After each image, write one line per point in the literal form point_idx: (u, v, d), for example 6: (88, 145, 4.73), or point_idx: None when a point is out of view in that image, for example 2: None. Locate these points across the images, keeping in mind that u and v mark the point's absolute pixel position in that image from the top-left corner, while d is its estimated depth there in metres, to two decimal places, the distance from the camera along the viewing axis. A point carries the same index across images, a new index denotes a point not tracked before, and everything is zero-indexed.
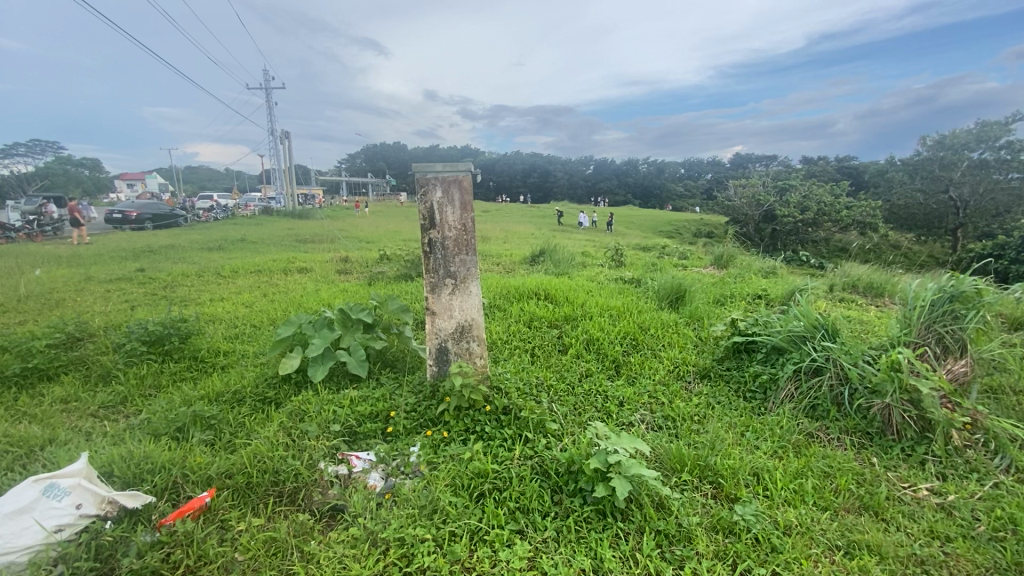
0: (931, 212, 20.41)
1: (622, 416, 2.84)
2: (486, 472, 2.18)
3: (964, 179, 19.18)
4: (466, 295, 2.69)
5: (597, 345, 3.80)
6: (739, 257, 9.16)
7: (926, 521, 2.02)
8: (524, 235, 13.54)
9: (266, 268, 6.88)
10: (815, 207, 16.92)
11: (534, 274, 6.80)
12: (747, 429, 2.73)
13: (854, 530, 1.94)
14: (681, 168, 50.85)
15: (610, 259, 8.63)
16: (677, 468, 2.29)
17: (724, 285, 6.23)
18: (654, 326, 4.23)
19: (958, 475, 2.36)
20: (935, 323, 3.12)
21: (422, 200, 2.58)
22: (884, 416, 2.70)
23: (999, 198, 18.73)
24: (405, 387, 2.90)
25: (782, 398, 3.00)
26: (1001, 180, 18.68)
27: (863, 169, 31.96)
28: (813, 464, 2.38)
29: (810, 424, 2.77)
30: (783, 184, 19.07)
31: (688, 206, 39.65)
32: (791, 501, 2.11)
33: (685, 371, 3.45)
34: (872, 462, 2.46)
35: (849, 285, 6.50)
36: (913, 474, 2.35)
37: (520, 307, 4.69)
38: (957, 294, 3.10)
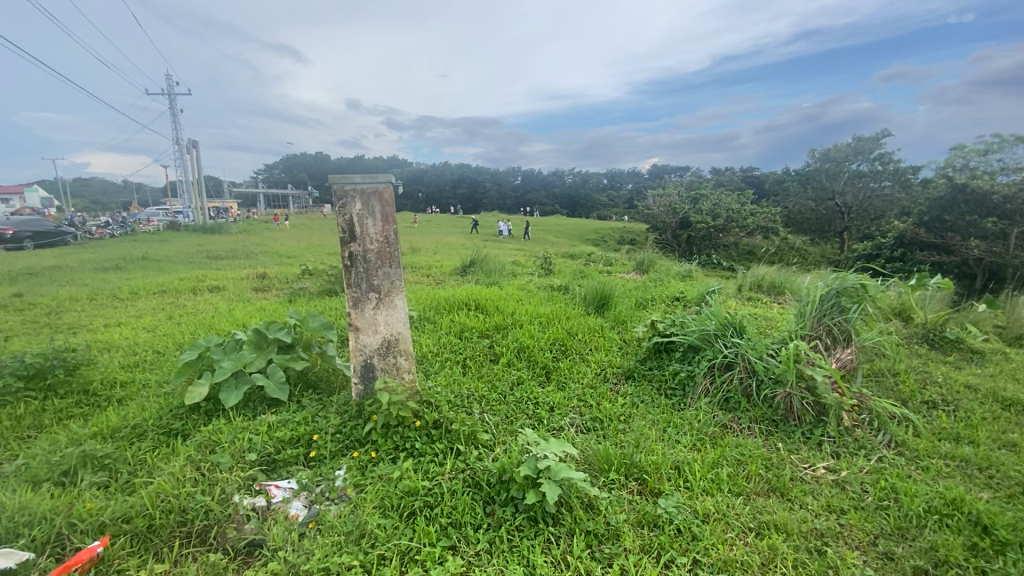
0: (822, 217, 22.75)
1: (552, 421, 2.89)
2: (416, 489, 2.12)
3: (846, 188, 21.57)
4: (392, 308, 2.61)
5: (528, 353, 3.86)
6: (658, 262, 9.69)
7: (824, 497, 2.23)
8: (455, 246, 13.47)
9: (171, 288, 6.34)
10: (724, 214, 18.29)
11: (464, 285, 6.81)
12: (668, 425, 2.88)
13: (765, 512, 2.10)
14: (604, 179, 53.17)
15: (539, 268, 8.83)
16: (605, 468, 2.36)
17: (645, 289, 6.57)
18: (582, 331, 4.37)
19: (849, 452, 2.63)
20: (825, 316, 3.47)
21: (340, 212, 2.49)
22: (787, 403, 2.96)
23: (875, 205, 21.21)
24: (329, 408, 2.77)
25: (699, 393, 3.19)
26: (876, 188, 21.13)
27: (762, 179, 35.08)
28: (728, 453, 2.55)
29: (724, 416, 2.96)
30: (696, 193, 20.47)
31: (612, 214, 41.46)
32: (709, 490, 2.24)
33: (611, 373, 3.59)
34: (778, 446, 2.68)
35: (755, 285, 7.09)
36: (812, 455, 2.59)
37: (450, 319, 4.64)
38: (843, 289, 3.47)
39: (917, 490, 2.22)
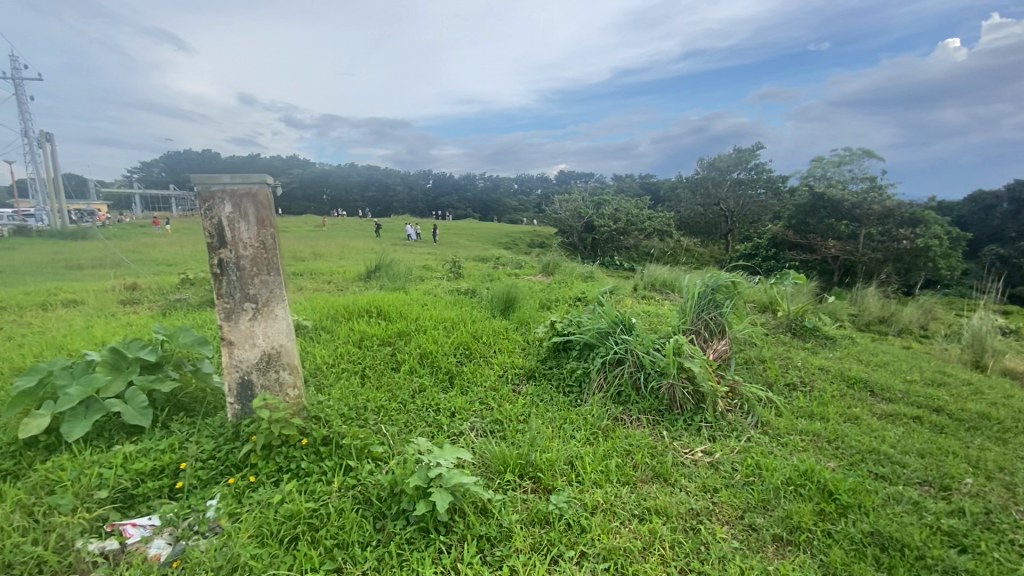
0: (709, 220, 24.96)
1: (452, 427, 2.85)
2: (299, 512, 1.98)
3: (728, 195, 23.88)
4: (272, 319, 2.43)
5: (430, 358, 3.79)
6: (564, 264, 10.03)
7: (700, 478, 2.42)
8: (361, 250, 12.95)
9: (12, 304, 5.41)
10: (625, 218, 19.40)
11: (367, 291, 6.56)
12: (565, 422, 2.96)
13: (648, 498, 2.23)
14: (514, 184, 54.17)
15: (448, 272, 8.74)
16: (501, 470, 2.37)
17: (550, 290, 6.76)
18: (486, 333, 4.38)
19: (724, 435, 2.88)
20: (702, 311, 3.80)
21: (206, 215, 2.28)
22: (670, 394, 3.18)
23: (752, 210, 23.71)
24: (202, 432, 2.51)
25: (594, 389, 3.33)
26: (752, 195, 23.63)
27: (658, 186, 37.79)
28: (618, 444, 2.69)
29: (617, 409, 3.11)
30: (599, 198, 21.52)
31: (522, 218, 42.31)
32: (599, 482, 2.34)
33: (513, 375, 3.64)
34: (663, 434, 2.87)
35: (650, 284, 7.60)
36: (692, 440, 2.80)
37: (350, 327, 4.42)
38: (717, 286, 3.82)
39: (775, 464, 2.48)
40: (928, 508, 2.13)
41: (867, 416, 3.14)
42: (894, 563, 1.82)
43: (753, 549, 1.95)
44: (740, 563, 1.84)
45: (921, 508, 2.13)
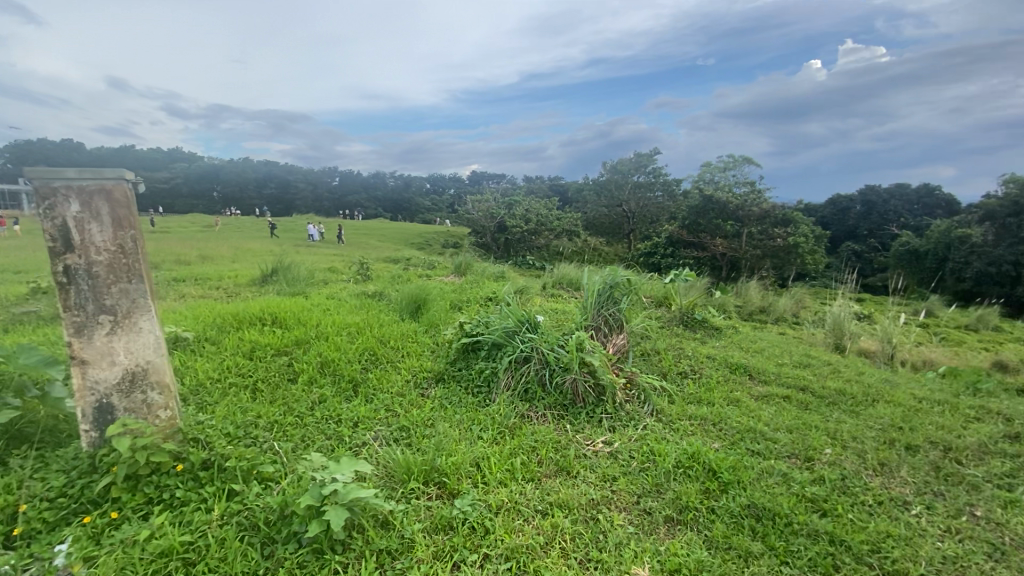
0: (613, 221, 26.33)
1: (354, 438, 2.72)
2: (172, 548, 1.78)
3: (630, 197, 25.36)
4: (135, 332, 2.15)
5: (332, 366, 3.59)
6: (475, 264, 10.04)
7: (601, 468, 2.52)
8: (257, 253, 11.99)
9: None
10: (535, 219, 19.85)
11: (263, 297, 6.08)
12: (473, 423, 2.95)
13: (551, 492, 2.28)
14: (426, 183, 53.26)
15: (355, 274, 8.37)
16: (404, 478, 2.31)
17: (461, 291, 6.72)
18: (393, 337, 4.25)
19: (623, 424, 3.04)
20: (602, 308, 3.99)
21: (46, 215, 1.97)
22: (574, 388, 3.29)
23: (651, 211, 25.38)
24: (51, 466, 2.16)
25: (502, 388, 3.36)
26: (651, 197, 25.30)
27: (566, 187, 39.18)
28: (524, 441, 2.73)
29: (524, 407, 3.16)
30: (510, 199, 21.83)
31: (435, 218, 41.72)
32: (504, 481, 2.36)
33: (421, 379, 3.55)
34: (567, 428, 2.96)
35: (558, 283, 7.84)
36: (593, 432, 2.92)
37: (240, 338, 4.06)
38: (615, 283, 4.02)
39: (667, 449, 2.65)
40: (794, 478, 2.38)
41: (745, 398, 3.48)
42: (765, 531, 2.01)
43: (646, 531, 2.06)
44: (635, 547, 1.93)
45: (788, 479, 2.39)
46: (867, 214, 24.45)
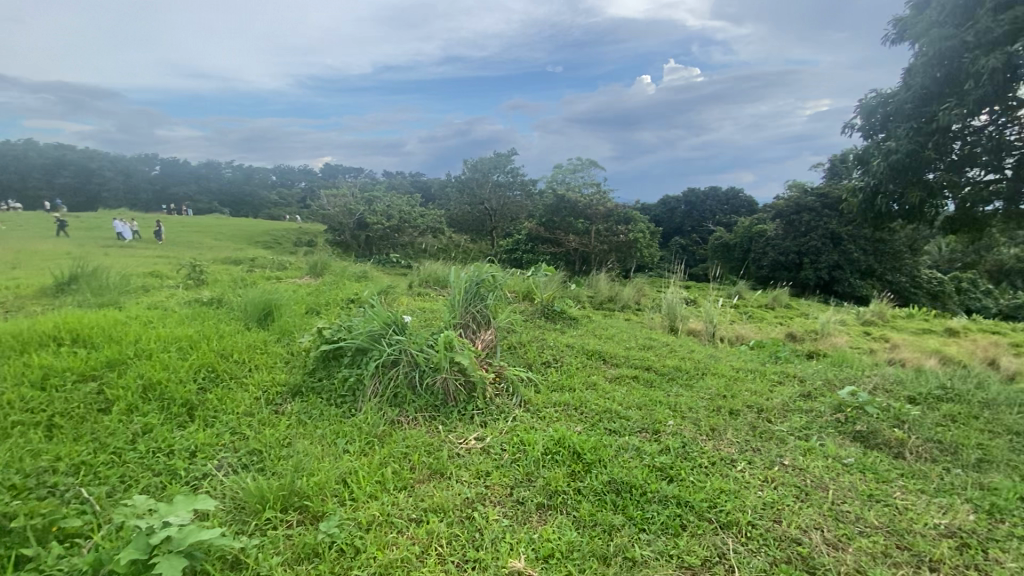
0: (476, 218, 26.74)
1: (193, 471, 2.35)
2: None
3: (491, 195, 26.00)
4: None
5: (160, 389, 3.05)
6: (333, 264, 9.40)
7: (474, 465, 2.53)
8: (45, 256, 9.70)
9: None
10: (397, 216, 19.24)
11: (57, 310, 4.95)
12: (337, 436, 2.75)
13: (425, 498, 2.23)
14: (273, 175, 48.39)
15: (185, 279, 7.26)
16: (258, 508, 2.06)
17: (318, 294, 6.24)
18: (237, 350, 3.76)
19: (494, 419, 3.08)
20: (470, 305, 4.02)
21: None
22: (444, 388, 3.25)
23: (510, 209, 26.32)
24: None
25: (368, 395, 3.18)
26: (510, 196, 26.24)
27: (427, 185, 38.77)
28: (394, 449, 2.62)
29: (392, 413, 3.03)
30: (369, 194, 20.85)
31: (284, 214, 38.12)
32: (374, 494, 2.23)
33: (275, 395, 3.20)
34: (439, 429, 2.91)
35: (423, 282, 7.71)
36: (465, 430, 2.92)
37: (26, 364, 3.24)
38: (481, 281, 4.07)
39: (536, 438, 2.75)
40: (645, 451, 2.65)
41: (602, 382, 3.79)
42: (625, 503, 2.19)
43: (520, 521, 2.11)
44: (511, 540, 1.97)
45: (641, 452, 2.64)
46: (689, 213, 28.35)
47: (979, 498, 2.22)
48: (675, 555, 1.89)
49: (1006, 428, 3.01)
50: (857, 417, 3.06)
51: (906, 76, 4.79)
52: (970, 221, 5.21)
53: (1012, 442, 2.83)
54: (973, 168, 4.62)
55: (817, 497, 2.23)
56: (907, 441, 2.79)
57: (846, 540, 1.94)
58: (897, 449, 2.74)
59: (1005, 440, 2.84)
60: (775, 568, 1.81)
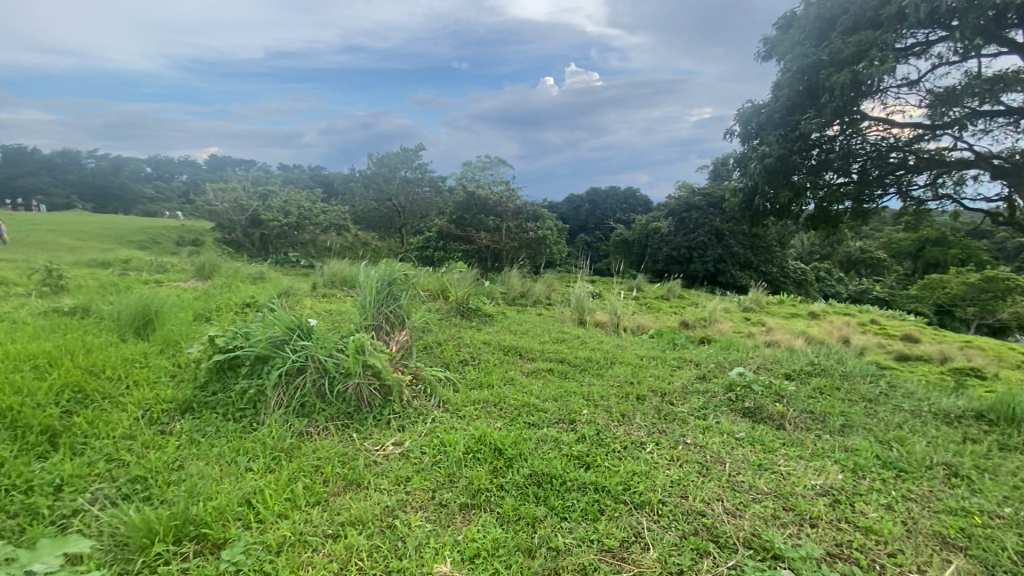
0: (383, 215, 25.86)
1: (57, 509, 2.02)
2: None
3: (399, 191, 25.27)
4: None
5: (7, 417, 2.58)
6: (223, 265, 8.56)
7: (393, 472, 2.44)
8: None
9: None
10: (296, 213, 18.00)
11: None
12: (238, 454, 2.51)
13: (342, 511, 2.11)
14: (146, 166, 43.02)
15: (36, 285, 6.20)
16: (145, 543, 1.82)
17: (208, 298, 5.65)
18: (110, 365, 3.30)
19: (411, 422, 3.00)
20: (382, 305, 3.88)
21: None
22: (357, 393, 3.11)
23: (420, 206, 25.78)
24: None
25: (272, 407, 2.94)
26: (419, 192, 25.69)
27: (329, 179, 36.75)
28: (305, 462, 2.46)
29: (301, 424, 2.84)
30: (264, 189, 19.28)
31: (161, 210, 34.07)
32: (284, 512, 2.07)
33: (160, 414, 2.85)
34: (353, 437, 2.77)
35: (329, 282, 7.30)
36: (382, 436, 2.81)
37: None
38: (393, 280, 3.96)
39: (456, 438, 2.72)
40: (563, 441, 2.73)
41: (519, 376, 3.85)
42: (546, 494, 2.24)
43: (443, 524, 2.08)
44: (435, 544, 1.93)
45: (559, 443, 2.72)
46: (593, 210, 29.76)
47: (844, 459, 2.56)
48: (595, 539, 1.96)
49: (861, 396, 3.51)
50: (746, 395, 3.40)
51: (776, 88, 5.39)
52: (827, 218, 6.00)
53: (866, 408, 3.31)
54: (828, 172, 5.33)
55: (717, 471, 2.45)
56: (787, 413, 3.15)
57: (742, 508, 2.14)
58: (779, 421, 3.08)
59: (861, 407, 3.32)
60: (684, 541, 1.95)
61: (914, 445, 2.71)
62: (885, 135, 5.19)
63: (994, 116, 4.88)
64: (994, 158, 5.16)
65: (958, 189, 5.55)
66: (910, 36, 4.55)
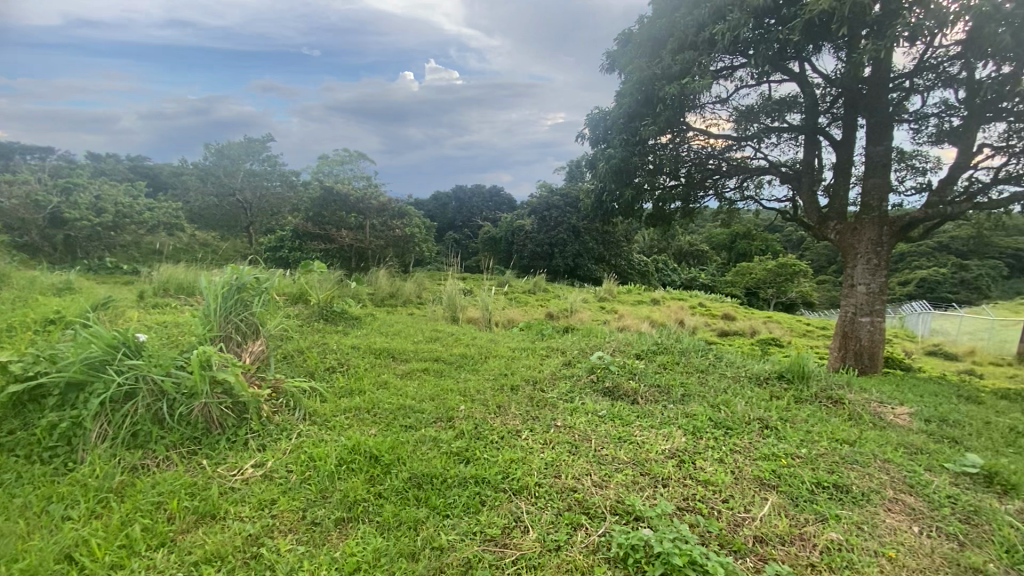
0: (226, 212, 22.96)
1: None
2: None
3: (244, 186, 22.62)
4: None
5: None
6: (9, 274, 6.87)
7: (254, 497, 2.21)
8: None
9: None
10: (112, 210, 15.11)
11: None
12: (49, 502, 2.08)
13: (194, 548, 1.86)
14: None
15: None
16: None
17: None
18: None
19: (273, 439, 2.74)
20: (231, 314, 3.47)
21: None
22: (205, 415, 2.74)
23: (271, 202, 23.41)
24: None
25: (94, 441, 2.48)
26: (269, 187, 23.27)
27: (153, 170, 31.45)
28: (143, 500, 2.11)
29: (134, 457, 2.43)
30: (64, 180, 15.82)
31: None
32: (119, 562, 1.77)
33: None
34: (203, 465, 2.44)
35: (161, 291, 6.29)
36: (239, 459, 2.52)
37: None
38: (242, 285, 3.58)
39: (327, 450, 2.55)
40: (441, 439, 2.72)
41: (392, 379, 3.73)
42: (427, 494, 2.22)
43: (317, 544, 1.94)
44: (310, 566, 1.80)
45: (437, 442, 2.70)
46: (459, 208, 29.96)
47: (685, 423, 2.96)
48: (478, 531, 1.99)
49: (695, 368, 4.08)
50: (605, 376, 3.73)
51: (619, 98, 5.97)
52: (663, 216, 6.83)
53: (700, 378, 3.86)
54: (664, 176, 6.07)
55: (585, 448, 2.65)
56: (639, 389, 3.54)
57: (608, 478, 2.36)
58: (633, 397, 3.45)
59: (696, 377, 3.86)
60: (560, 517, 2.08)
61: (737, 405, 3.24)
62: (705, 144, 6.07)
63: (781, 132, 6.01)
64: (782, 167, 6.34)
65: (758, 191, 6.71)
66: (720, 61, 5.39)
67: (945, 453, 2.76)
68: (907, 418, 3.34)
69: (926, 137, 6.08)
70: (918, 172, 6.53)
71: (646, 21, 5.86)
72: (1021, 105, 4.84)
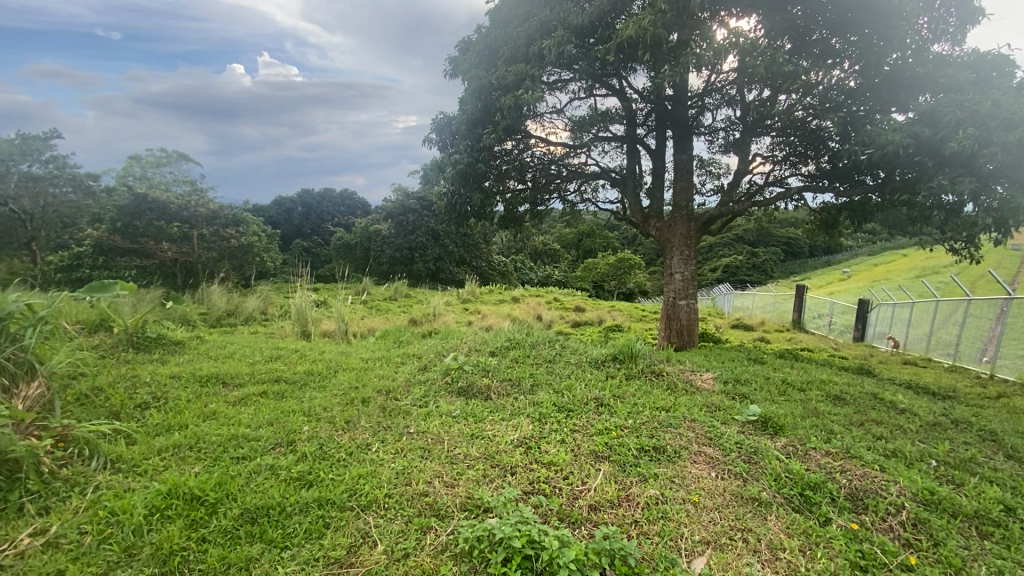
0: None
1: None
2: None
3: (20, 193, 17.87)
4: None
5: None
6: None
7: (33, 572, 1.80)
8: None
9: None
10: None
11: None
12: None
13: None
14: None
15: None
16: None
17: None
18: None
19: (60, 499, 2.26)
20: None
21: None
22: None
23: (61, 212, 18.90)
24: None
25: None
26: (56, 194, 18.77)
27: None
28: None
29: None
30: None
31: None
32: None
33: None
34: None
35: None
36: (10, 529, 2.02)
37: None
38: (7, 316, 2.91)
39: (134, 500, 2.18)
40: (280, 465, 2.51)
41: (222, 408, 3.32)
42: (262, 528, 2.03)
43: None
44: None
45: (275, 469, 2.48)
46: (307, 214, 27.89)
47: (532, 412, 3.15)
48: (321, 556, 1.89)
49: (543, 359, 4.36)
50: (459, 376, 3.80)
51: (461, 103, 6.11)
52: (512, 218, 7.15)
53: (548, 367, 4.13)
54: (509, 179, 6.37)
55: (437, 451, 2.66)
56: (491, 385, 3.66)
57: (458, 477, 2.39)
58: (486, 393, 3.56)
59: (544, 367, 4.12)
60: (410, 524, 2.06)
61: (577, 389, 3.54)
62: (545, 151, 6.51)
63: (608, 141, 6.70)
64: (611, 172, 7.05)
65: (592, 194, 7.38)
66: (551, 73, 5.83)
67: (735, 407, 3.35)
68: (710, 382, 3.98)
69: (718, 147, 7.28)
70: (714, 177, 7.80)
71: (484, 31, 6.09)
72: (777, 123, 6.07)
